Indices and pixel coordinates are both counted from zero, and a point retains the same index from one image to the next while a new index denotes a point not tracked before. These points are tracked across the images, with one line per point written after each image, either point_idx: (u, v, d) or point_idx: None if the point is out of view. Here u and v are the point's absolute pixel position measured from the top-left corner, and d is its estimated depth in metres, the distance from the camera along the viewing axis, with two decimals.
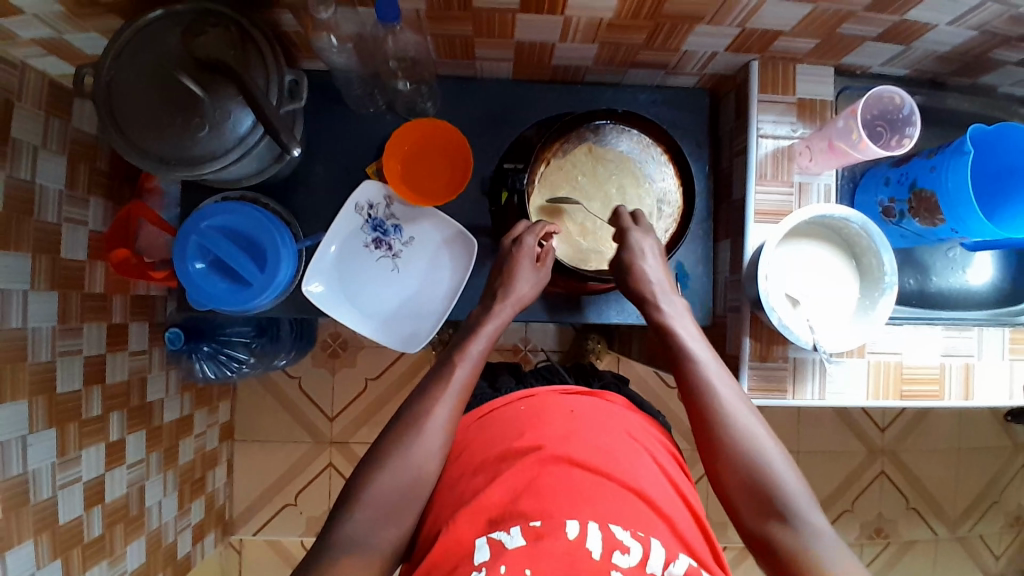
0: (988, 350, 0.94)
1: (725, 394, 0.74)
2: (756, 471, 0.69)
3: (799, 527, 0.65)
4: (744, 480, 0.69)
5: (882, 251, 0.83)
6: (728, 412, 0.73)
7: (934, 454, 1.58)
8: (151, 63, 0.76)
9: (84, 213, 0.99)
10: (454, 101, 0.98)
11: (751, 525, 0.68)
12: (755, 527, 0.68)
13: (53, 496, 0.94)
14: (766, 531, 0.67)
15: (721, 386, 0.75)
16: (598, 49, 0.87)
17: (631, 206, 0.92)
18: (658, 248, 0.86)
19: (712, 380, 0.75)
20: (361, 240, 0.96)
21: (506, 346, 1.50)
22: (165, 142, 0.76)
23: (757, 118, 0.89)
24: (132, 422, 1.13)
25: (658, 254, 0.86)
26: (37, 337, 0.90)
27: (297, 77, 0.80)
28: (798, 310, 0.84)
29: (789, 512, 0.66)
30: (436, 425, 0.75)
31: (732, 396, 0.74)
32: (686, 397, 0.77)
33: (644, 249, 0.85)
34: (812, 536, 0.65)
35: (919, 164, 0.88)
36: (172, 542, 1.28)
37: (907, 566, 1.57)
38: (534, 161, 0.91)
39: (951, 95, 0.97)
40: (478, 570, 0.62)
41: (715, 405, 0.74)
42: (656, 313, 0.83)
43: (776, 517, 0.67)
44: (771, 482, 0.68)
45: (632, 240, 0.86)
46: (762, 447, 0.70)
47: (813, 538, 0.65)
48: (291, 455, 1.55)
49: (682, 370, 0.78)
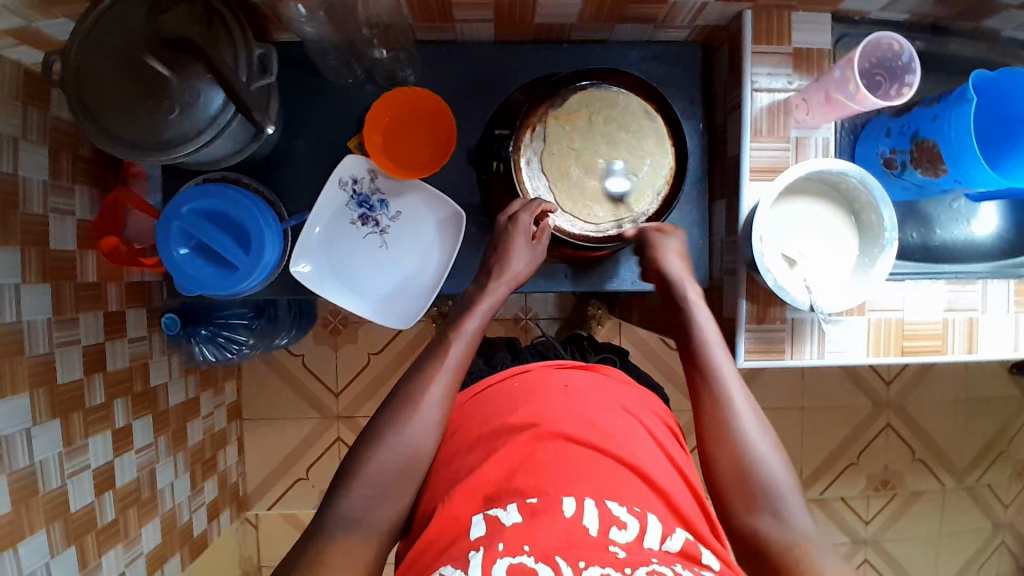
0: (993, 302, 0.91)
1: (728, 376, 0.77)
2: (750, 463, 0.71)
3: (788, 522, 0.68)
4: (739, 469, 0.71)
5: (881, 205, 0.80)
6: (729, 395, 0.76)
7: (942, 407, 1.57)
8: (117, 46, 0.73)
9: (71, 203, 0.98)
10: (435, 69, 0.95)
11: (739, 519, 0.70)
12: (741, 517, 0.70)
13: (63, 485, 0.95)
14: (755, 525, 0.69)
15: (728, 370, 0.78)
16: (581, 5, 0.83)
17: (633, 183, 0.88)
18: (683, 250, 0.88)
19: (719, 367, 0.78)
20: (347, 218, 0.94)
21: (506, 316, 1.49)
22: (138, 127, 0.74)
23: (751, 71, 0.85)
24: (138, 408, 1.14)
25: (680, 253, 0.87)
26: (33, 330, 0.90)
27: (266, 50, 0.77)
28: (795, 270, 0.81)
29: (776, 505, 0.69)
30: (432, 405, 0.74)
31: (733, 382, 0.77)
32: (693, 383, 0.79)
33: (666, 247, 0.87)
34: (801, 534, 0.68)
35: (920, 113, 0.85)
36: (187, 521, 1.30)
37: (913, 517, 1.58)
38: (520, 127, 0.87)
39: (955, 39, 0.92)
40: (476, 548, 0.62)
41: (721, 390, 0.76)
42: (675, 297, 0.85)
43: (763, 510, 0.69)
44: (767, 475, 0.71)
45: (662, 240, 0.87)
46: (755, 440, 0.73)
47: (800, 536, 0.67)
48: (299, 431, 1.56)
49: (697, 351, 0.79)
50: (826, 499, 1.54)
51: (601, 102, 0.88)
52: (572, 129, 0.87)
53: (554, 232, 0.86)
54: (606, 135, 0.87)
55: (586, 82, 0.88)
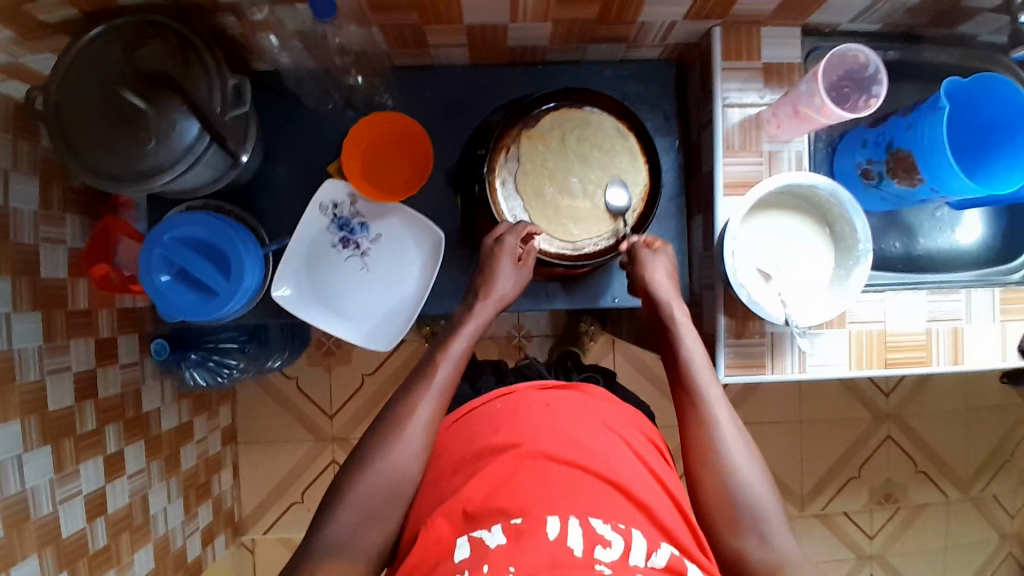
0: (977, 312, 0.90)
1: (714, 398, 0.76)
2: (737, 489, 0.71)
3: (773, 546, 0.69)
4: (723, 495, 0.71)
5: (854, 217, 0.80)
6: (715, 419, 0.75)
7: (942, 417, 1.55)
8: (95, 81, 0.75)
9: (61, 232, 1.00)
10: (413, 93, 0.96)
11: (727, 544, 0.71)
12: (726, 542, 0.71)
13: (54, 510, 0.96)
14: (741, 549, 0.70)
15: (714, 393, 0.77)
16: (552, 26, 0.85)
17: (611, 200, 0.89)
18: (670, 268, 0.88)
19: (705, 389, 0.77)
20: (327, 241, 0.95)
21: (498, 334, 1.49)
22: (116, 159, 0.75)
23: (722, 87, 0.86)
24: (130, 433, 1.15)
25: (667, 271, 0.86)
26: (23, 357, 0.92)
27: (239, 80, 0.79)
28: (769, 284, 0.81)
29: (761, 531, 0.69)
30: (410, 426, 0.74)
31: (718, 404, 0.76)
32: (680, 403, 0.78)
33: (655, 265, 0.86)
34: (784, 557, 0.69)
35: (895, 122, 0.85)
36: (182, 546, 1.30)
37: (918, 530, 1.55)
38: (493, 148, 0.88)
39: (927, 49, 0.92)
40: (462, 572, 0.61)
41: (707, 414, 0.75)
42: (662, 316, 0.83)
43: (749, 537, 0.69)
44: (753, 502, 0.70)
45: (649, 258, 0.86)
46: (741, 466, 0.72)
47: (784, 559, 0.68)
48: (294, 454, 1.56)
49: (683, 373, 0.78)
50: (829, 514, 1.52)
51: (573, 122, 0.89)
52: (545, 149, 0.88)
53: (539, 254, 0.86)
54: (579, 154, 0.89)
55: (551, 105, 0.89)
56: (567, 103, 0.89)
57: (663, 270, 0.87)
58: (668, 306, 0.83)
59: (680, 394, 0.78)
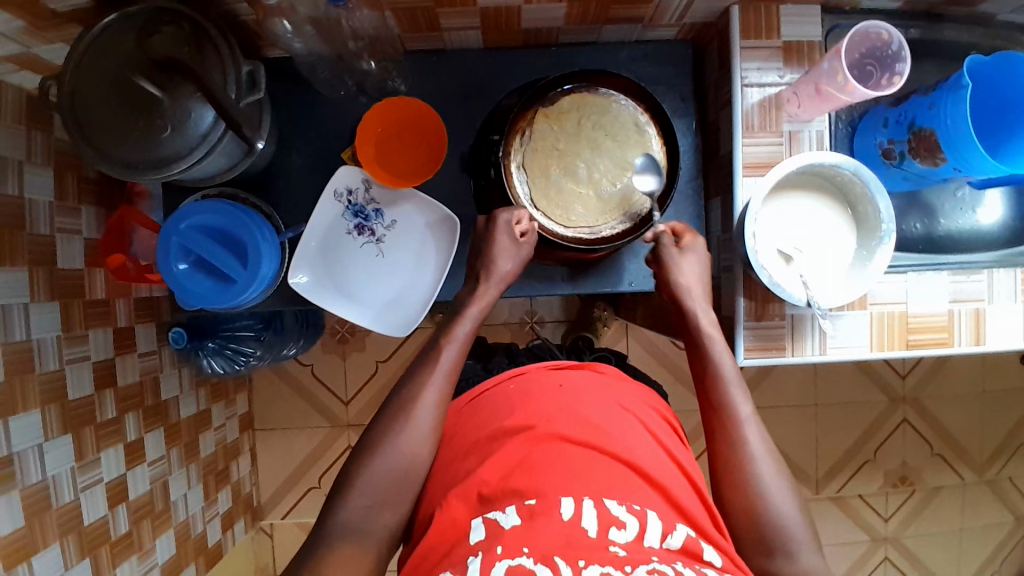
0: (998, 291, 0.90)
1: (744, 411, 0.76)
2: (762, 508, 0.70)
3: (797, 561, 0.68)
4: (751, 513, 0.70)
5: (877, 196, 0.78)
6: (744, 434, 0.74)
7: (959, 400, 1.54)
8: (110, 69, 0.74)
9: (77, 222, 1.01)
10: (426, 77, 0.95)
11: (752, 559, 0.70)
12: (754, 558, 0.70)
13: (76, 499, 0.97)
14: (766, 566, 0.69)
15: (745, 410, 0.76)
16: (566, 8, 0.83)
17: (620, 186, 0.88)
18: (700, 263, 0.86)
19: (735, 402, 0.76)
20: (343, 228, 0.94)
21: (512, 320, 1.48)
22: (132, 147, 0.75)
23: (741, 67, 0.84)
24: (149, 421, 1.16)
25: (697, 269, 0.85)
26: (42, 347, 0.92)
27: (254, 67, 0.78)
28: (791, 266, 0.80)
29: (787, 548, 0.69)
30: (426, 407, 0.74)
31: (749, 420, 0.75)
32: (708, 416, 0.77)
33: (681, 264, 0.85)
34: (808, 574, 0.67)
35: (916, 102, 0.84)
36: (201, 532, 1.31)
37: (933, 513, 1.55)
38: (509, 132, 0.87)
39: (949, 26, 0.91)
40: (474, 554, 0.61)
41: (734, 427, 0.75)
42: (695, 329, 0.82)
43: (774, 553, 0.69)
44: (779, 520, 0.69)
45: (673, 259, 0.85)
46: (765, 482, 0.71)
47: None
48: (311, 440, 1.58)
49: (713, 388, 0.78)
50: (844, 497, 1.52)
51: (590, 105, 0.88)
52: (563, 135, 0.87)
53: (543, 233, 0.86)
54: (592, 140, 0.87)
55: (569, 86, 0.87)
56: (585, 86, 0.88)
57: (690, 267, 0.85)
58: (687, 304, 0.83)
59: (704, 393, 0.79)
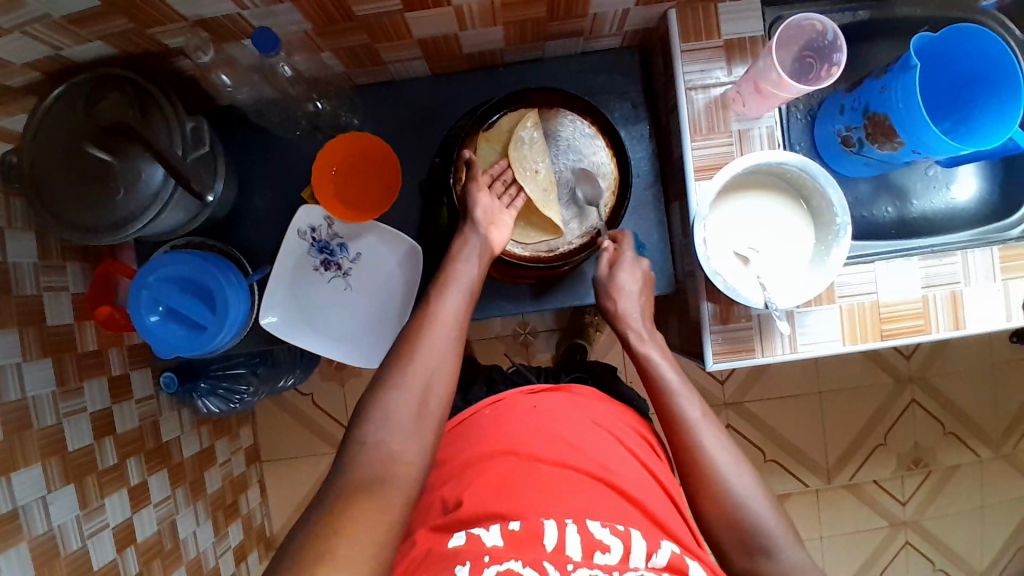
0: (975, 273, 0.87)
1: (695, 413, 0.75)
2: (736, 507, 0.69)
3: (779, 559, 0.67)
4: (724, 513, 0.70)
5: (828, 189, 0.77)
6: (700, 436, 0.74)
7: (967, 375, 1.50)
8: (62, 139, 0.77)
9: (64, 279, 1.04)
10: (378, 109, 0.96)
11: (738, 563, 0.69)
12: (738, 560, 0.69)
13: (83, 545, 0.99)
14: (752, 564, 0.68)
15: (697, 413, 0.75)
16: (503, 29, 0.84)
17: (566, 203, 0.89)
18: (639, 274, 0.85)
19: (683, 406, 0.76)
20: (310, 265, 0.96)
21: (505, 333, 1.48)
22: (87, 211, 0.77)
23: (683, 71, 0.84)
24: (153, 464, 1.18)
25: (637, 282, 0.85)
26: (38, 402, 0.95)
27: (197, 122, 0.82)
28: (748, 268, 0.80)
29: (766, 541, 0.68)
30: (440, 345, 0.68)
31: (702, 421, 0.75)
32: (664, 427, 0.77)
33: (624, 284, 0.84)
34: (792, 567, 0.66)
35: (868, 86, 0.83)
36: (215, 566, 1.32)
37: (953, 492, 1.51)
38: (457, 159, 0.88)
39: (901, 3, 0.88)
40: (462, 563, 0.60)
41: (689, 432, 0.74)
42: (635, 349, 0.81)
43: (757, 551, 0.68)
44: (752, 514, 0.69)
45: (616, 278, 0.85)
46: (729, 477, 0.71)
47: (792, 569, 0.66)
48: (319, 466, 1.60)
49: (662, 399, 0.77)
50: (857, 484, 1.49)
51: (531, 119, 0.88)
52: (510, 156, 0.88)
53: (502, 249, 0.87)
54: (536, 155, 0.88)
55: (496, 116, 0.88)
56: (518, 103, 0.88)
57: (631, 276, 0.85)
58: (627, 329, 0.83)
59: (664, 427, 0.76)
